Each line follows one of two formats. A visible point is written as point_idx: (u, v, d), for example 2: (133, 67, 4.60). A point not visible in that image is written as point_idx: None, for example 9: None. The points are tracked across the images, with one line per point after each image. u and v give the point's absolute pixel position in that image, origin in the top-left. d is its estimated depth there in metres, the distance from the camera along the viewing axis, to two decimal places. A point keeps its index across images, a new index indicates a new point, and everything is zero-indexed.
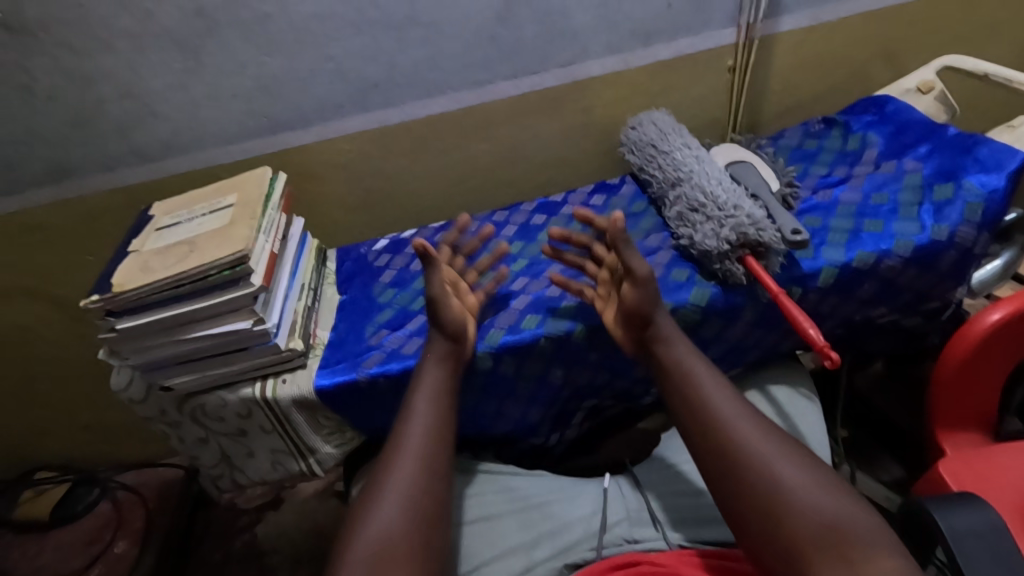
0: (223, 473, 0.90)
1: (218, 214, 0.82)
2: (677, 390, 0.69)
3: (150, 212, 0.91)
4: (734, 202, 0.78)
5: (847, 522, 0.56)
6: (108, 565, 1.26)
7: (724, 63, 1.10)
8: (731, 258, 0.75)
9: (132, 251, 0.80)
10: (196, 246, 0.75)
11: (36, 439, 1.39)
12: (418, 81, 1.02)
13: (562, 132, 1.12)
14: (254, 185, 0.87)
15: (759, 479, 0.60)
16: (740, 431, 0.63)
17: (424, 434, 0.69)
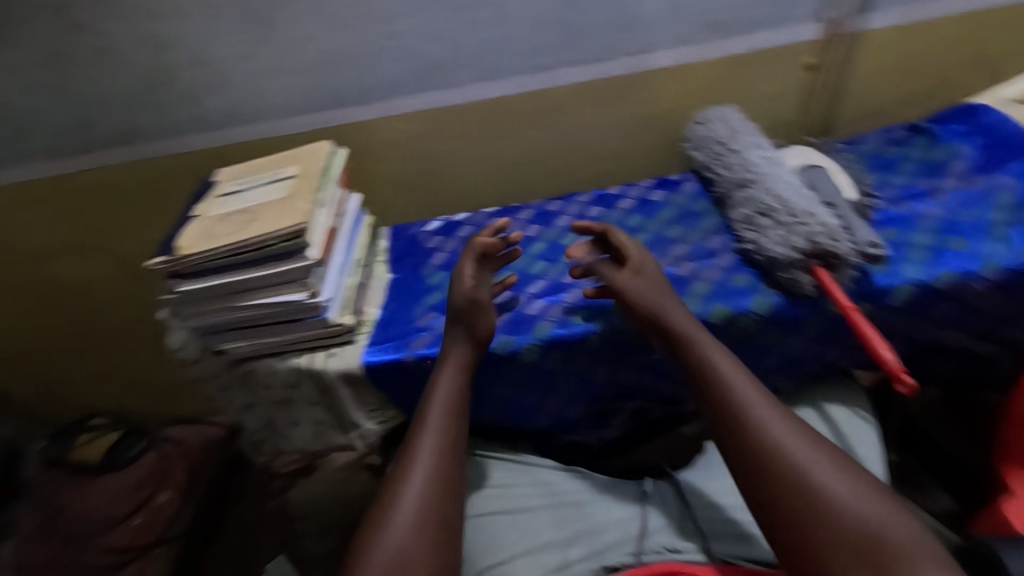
0: (266, 438, 0.93)
1: (278, 185, 0.83)
2: (710, 394, 0.65)
3: (213, 179, 0.92)
4: (807, 209, 0.74)
5: (894, 533, 0.53)
6: (151, 513, 1.34)
7: (802, 61, 1.04)
8: (800, 268, 0.72)
9: (195, 216, 0.82)
10: (258, 215, 0.76)
11: (91, 388, 1.46)
12: (481, 64, 1.00)
13: (622, 123, 1.09)
14: (313, 159, 0.87)
15: (797, 493, 0.57)
16: (779, 439, 0.60)
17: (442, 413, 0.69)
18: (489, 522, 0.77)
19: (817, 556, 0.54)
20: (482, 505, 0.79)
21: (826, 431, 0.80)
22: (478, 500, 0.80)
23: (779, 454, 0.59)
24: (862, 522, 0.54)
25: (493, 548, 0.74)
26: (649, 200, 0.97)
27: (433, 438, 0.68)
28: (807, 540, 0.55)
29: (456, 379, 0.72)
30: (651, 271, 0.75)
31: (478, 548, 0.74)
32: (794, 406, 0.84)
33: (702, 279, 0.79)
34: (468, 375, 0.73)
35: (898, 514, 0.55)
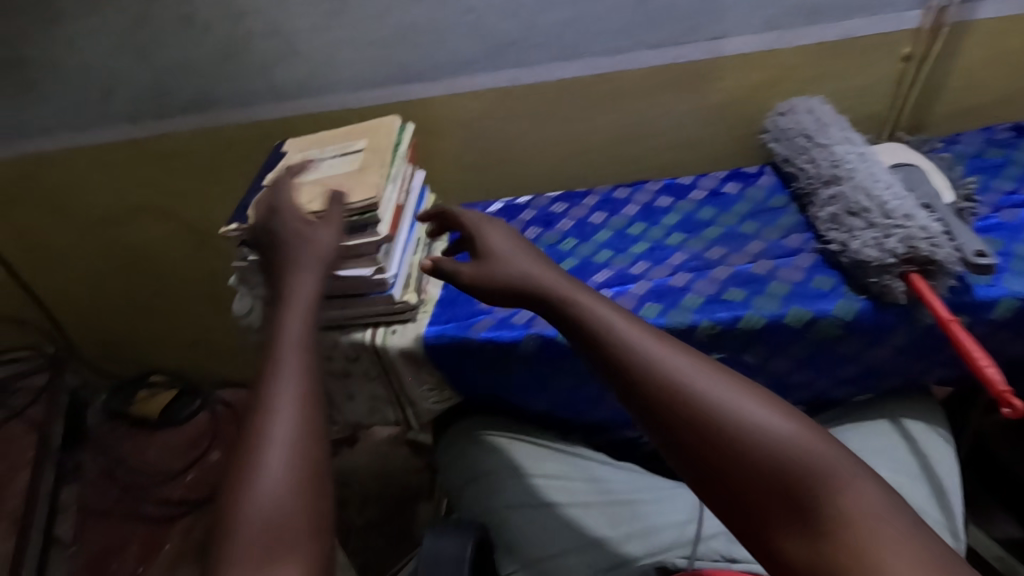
0: (322, 409, 0.95)
1: (348, 158, 0.83)
2: (591, 332, 0.51)
3: (283, 149, 0.92)
4: (905, 211, 0.69)
5: (833, 462, 0.42)
6: (203, 471, 1.40)
7: (900, 51, 0.97)
8: (892, 274, 0.67)
9: (267, 185, 0.83)
10: (328, 187, 0.76)
11: (150, 346, 1.51)
12: (555, 43, 0.97)
13: (696, 111, 1.04)
14: (382, 134, 0.86)
15: (715, 436, 0.43)
16: (680, 370, 0.47)
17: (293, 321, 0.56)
18: (541, 514, 0.76)
19: (758, 508, 0.42)
20: (535, 495, 0.78)
21: (905, 450, 0.76)
22: (529, 490, 0.79)
23: (686, 392, 0.45)
24: (795, 452, 0.42)
25: (544, 541, 0.74)
26: (721, 192, 0.92)
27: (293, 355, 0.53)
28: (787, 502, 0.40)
29: (298, 291, 0.60)
30: (491, 233, 0.66)
31: (528, 540, 0.74)
32: (872, 418, 0.80)
33: (780, 278, 0.75)
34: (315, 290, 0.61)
35: (826, 435, 0.43)
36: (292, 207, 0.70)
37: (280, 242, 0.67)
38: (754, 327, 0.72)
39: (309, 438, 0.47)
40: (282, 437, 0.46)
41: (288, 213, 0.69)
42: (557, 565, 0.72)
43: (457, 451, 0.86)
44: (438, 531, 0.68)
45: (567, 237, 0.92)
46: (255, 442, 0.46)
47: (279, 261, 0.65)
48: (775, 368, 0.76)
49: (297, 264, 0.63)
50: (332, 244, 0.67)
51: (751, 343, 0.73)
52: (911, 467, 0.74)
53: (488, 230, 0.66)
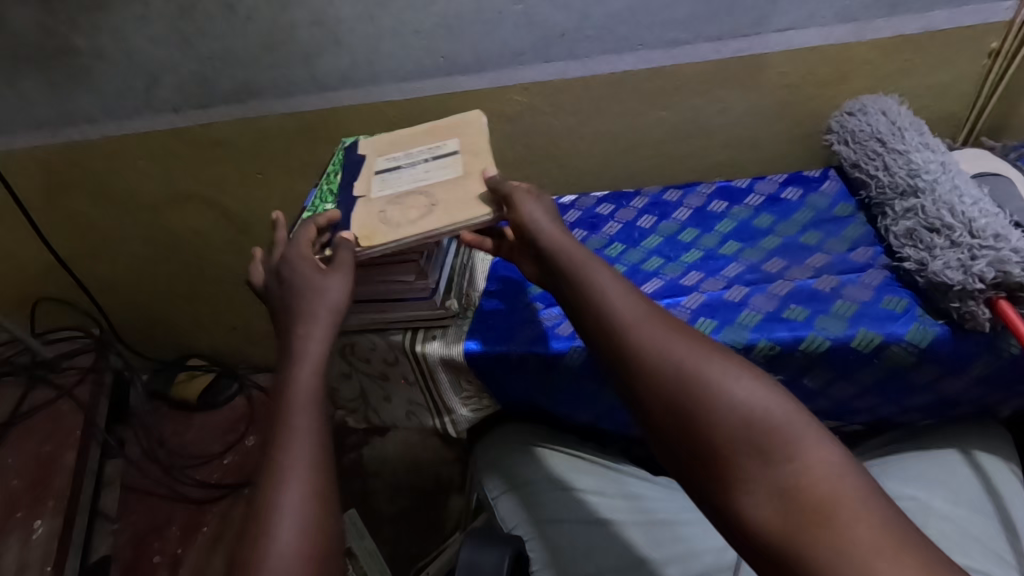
0: (358, 408, 0.94)
1: (446, 162, 0.74)
2: (588, 310, 0.55)
3: (359, 150, 0.81)
4: (995, 231, 0.63)
5: (797, 438, 0.43)
6: (241, 454, 1.44)
7: (986, 46, 0.89)
8: (978, 300, 0.61)
9: (358, 198, 0.74)
10: (437, 202, 0.69)
11: (190, 331, 1.53)
12: (608, 34, 0.92)
13: (756, 108, 0.98)
14: (473, 132, 0.77)
15: (690, 403, 0.46)
16: (660, 341, 0.50)
17: (310, 363, 0.55)
18: (577, 529, 0.74)
19: (722, 471, 0.44)
20: (571, 508, 0.76)
21: (973, 483, 0.71)
22: (564, 505, 0.77)
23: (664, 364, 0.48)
24: (763, 419, 0.44)
25: (581, 557, 0.71)
26: (780, 198, 0.87)
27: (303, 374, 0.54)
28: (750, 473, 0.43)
29: (318, 318, 0.59)
30: (535, 209, 0.65)
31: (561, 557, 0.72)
32: (938, 446, 0.74)
33: (846, 297, 0.70)
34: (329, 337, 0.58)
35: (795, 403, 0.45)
36: (302, 255, 0.65)
37: (292, 282, 0.63)
38: (817, 350, 0.67)
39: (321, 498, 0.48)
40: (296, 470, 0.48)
41: (295, 264, 0.64)
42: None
43: (492, 456, 0.84)
44: (475, 540, 0.66)
45: (613, 242, 0.88)
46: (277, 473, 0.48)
47: (284, 295, 0.62)
48: (837, 393, 0.71)
49: (308, 314, 0.60)
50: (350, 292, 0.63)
51: (813, 367, 0.69)
52: (977, 499, 0.69)
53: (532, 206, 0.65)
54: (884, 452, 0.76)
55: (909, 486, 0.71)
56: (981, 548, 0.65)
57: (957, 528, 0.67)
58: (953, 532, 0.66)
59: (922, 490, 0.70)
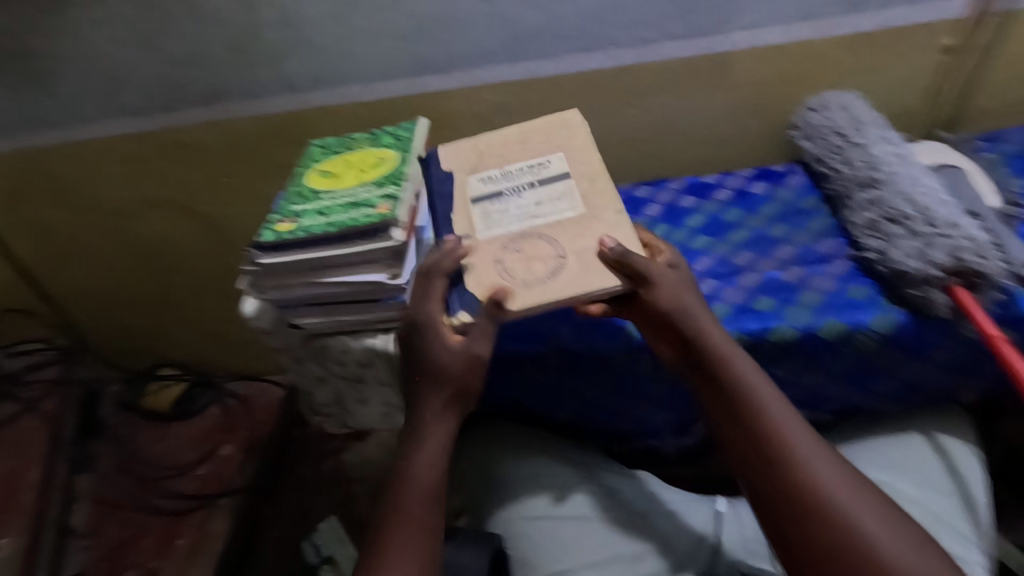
0: (335, 413, 0.93)
1: (555, 192, 0.74)
2: (692, 351, 0.64)
3: (443, 167, 0.80)
4: (951, 219, 0.65)
5: (861, 504, 0.55)
6: (218, 465, 1.39)
7: (940, 43, 0.92)
8: (937, 286, 0.63)
9: (466, 237, 0.73)
10: (567, 253, 0.69)
11: (162, 340, 1.50)
12: (577, 33, 0.93)
13: (723, 105, 1.00)
14: (575, 157, 0.77)
15: (768, 454, 0.58)
16: (757, 398, 0.61)
17: (450, 416, 0.67)
18: (559, 526, 0.76)
19: (783, 508, 0.56)
20: (552, 505, 0.78)
21: (936, 464, 0.74)
22: (547, 502, 0.78)
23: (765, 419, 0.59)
24: (820, 481, 0.56)
25: (563, 553, 0.74)
26: (747, 193, 0.88)
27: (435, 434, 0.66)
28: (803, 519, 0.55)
29: (445, 386, 0.66)
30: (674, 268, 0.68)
31: (544, 553, 0.74)
32: (904, 429, 0.77)
33: (813, 288, 0.72)
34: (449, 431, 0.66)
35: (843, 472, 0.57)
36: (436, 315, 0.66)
37: (425, 341, 0.66)
38: (786, 340, 0.69)
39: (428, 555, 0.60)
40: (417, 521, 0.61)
41: (436, 335, 0.66)
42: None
43: (468, 457, 0.83)
44: (458, 543, 0.67)
45: None
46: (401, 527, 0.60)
47: (412, 351, 0.67)
48: (808, 381, 0.73)
49: (431, 387, 0.66)
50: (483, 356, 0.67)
51: (784, 357, 0.70)
52: (939, 480, 0.73)
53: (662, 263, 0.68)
54: (854, 435, 0.78)
55: (877, 470, 0.74)
56: (941, 528, 0.69)
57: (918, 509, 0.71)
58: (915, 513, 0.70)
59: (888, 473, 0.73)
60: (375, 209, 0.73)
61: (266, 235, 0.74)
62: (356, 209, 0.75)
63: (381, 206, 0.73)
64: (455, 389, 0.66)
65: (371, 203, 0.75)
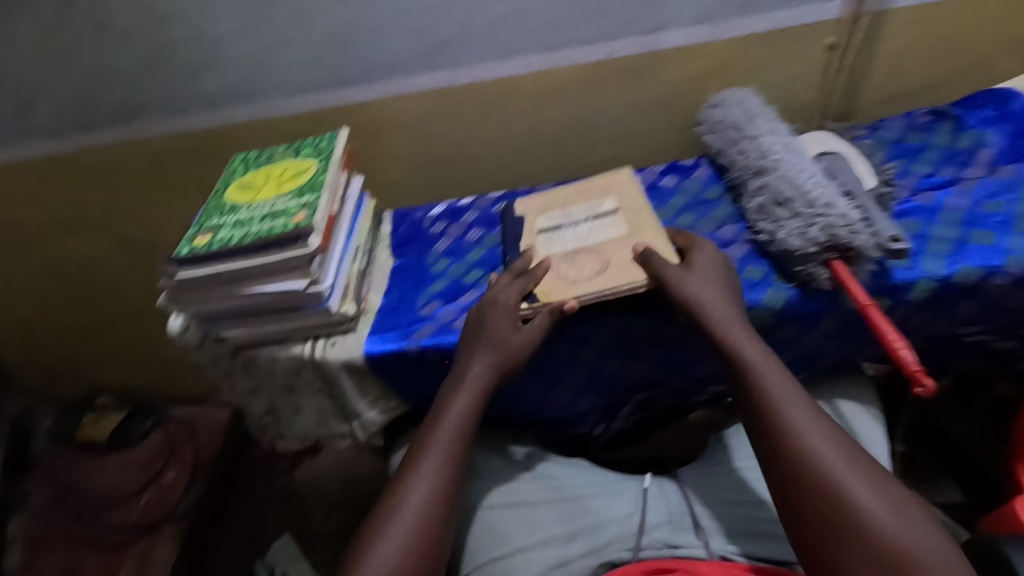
0: (271, 424, 0.93)
1: (607, 221, 0.81)
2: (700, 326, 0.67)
3: (516, 208, 0.90)
4: (826, 200, 0.72)
5: (862, 487, 0.55)
6: (160, 492, 1.32)
7: (825, 41, 1.00)
8: (816, 262, 0.69)
9: (527, 256, 0.80)
10: (612, 259, 0.75)
11: (97, 367, 1.46)
12: (490, 41, 0.96)
13: (636, 106, 1.05)
14: (631, 192, 0.84)
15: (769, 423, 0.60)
16: (759, 370, 0.63)
17: (461, 397, 0.69)
18: (489, 516, 0.76)
19: (782, 475, 0.58)
20: (484, 494, 0.79)
21: (837, 428, 0.78)
22: (479, 494, 0.78)
23: (756, 373, 0.62)
24: (817, 453, 0.57)
25: (492, 541, 0.74)
26: (658, 186, 0.94)
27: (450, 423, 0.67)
28: (801, 486, 0.56)
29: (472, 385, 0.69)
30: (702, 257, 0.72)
31: (476, 543, 0.75)
32: (807, 401, 0.82)
33: None
34: (486, 386, 0.69)
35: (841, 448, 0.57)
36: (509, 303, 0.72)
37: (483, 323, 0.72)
38: None
39: (448, 484, 0.64)
40: (416, 495, 0.63)
41: (498, 317, 0.71)
42: (510, 564, 0.73)
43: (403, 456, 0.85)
44: None
45: None
46: (401, 494, 0.63)
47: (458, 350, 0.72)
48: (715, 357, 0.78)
49: (478, 351, 0.70)
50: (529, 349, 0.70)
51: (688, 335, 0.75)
52: None
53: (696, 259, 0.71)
54: None
55: None
56: None
57: None
58: None
59: None
60: (291, 217, 0.74)
61: (182, 249, 0.74)
62: (273, 219, 0.76)
63: (298, 215, 0.74)
64: (502, 363, 0.69)
65: (287, 213, 0.76)
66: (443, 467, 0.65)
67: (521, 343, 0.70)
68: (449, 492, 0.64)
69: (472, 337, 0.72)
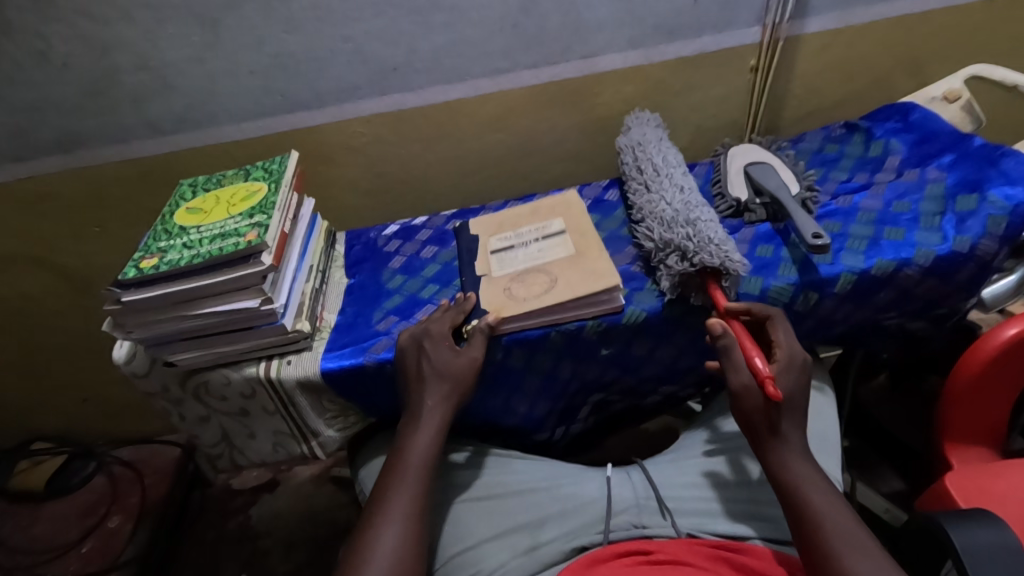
0: (223, 453, 0.90)
1: (557, 247, 0.87)
2: (747, 427, 0.68)
3: (471, 231, 0.93)
4: (685, 221, 0.78)
5: None
6: (102, 539, 1.27)
7: (747, 63, 1.08)
8: (696, 287, 0.76)
9: (482, 276, 0.84)
10: (560, 285, 0.80)
11: (32, 410, 1.38)
12: (436, 66, 1.00)
13: (579, 126, 1.11)
14: (576, 223, 0.91)
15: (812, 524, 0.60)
16: (805, 477, 0.63)
17: (426, 435, 0.71)
18: (462, 510, 0.78)
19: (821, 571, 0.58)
20: (459, 490, 0.80)
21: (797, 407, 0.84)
22: (456, 489, 0.80)
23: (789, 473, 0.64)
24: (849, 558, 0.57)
25: (465, 534, 0.76)
26: (603, 199, 0.98)
27: (414, 460, 0.69)
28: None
29: (433, 418, 0.72)
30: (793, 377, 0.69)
31: (447, 536, 0.76)
32: None
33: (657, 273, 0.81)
34: (444, 418, 0.72)
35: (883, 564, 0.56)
36: (444, 334, 0.74)
37: (427, 362, 0.73)
38: (637, 322, 0.77)
39: (417, 523, 0.65)
40: (389, 540, 0.62)
41: (437, 345, 0.74)
42: (479, 553, 0.74)
43: (375, 465, 0.83)
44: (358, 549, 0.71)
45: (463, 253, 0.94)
46: (372, 535, 0.63)
47: (406, 383, 0.74)
48: (662, 355, 0.83)
49: (429, 387, 0.72)
50: (477, 367, 0.74)
51: (636, 336, 0.79)
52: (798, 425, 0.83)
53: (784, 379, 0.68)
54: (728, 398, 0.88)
55: None
56: None
57: None
58: None
59: None
60: (242, 237, 0.74)
61: (128, 272, 0.73)
62: (223, 240, 0.75)
63: (249, 235, 0.75)
64: (455, 386, 0.73)
65: (238, 233, 0.76)
66: (411, 505, 0.66)
67: (474, 363, 0.73)
68: (419, 533, 0.64)
69: (419, 371, 0.73)
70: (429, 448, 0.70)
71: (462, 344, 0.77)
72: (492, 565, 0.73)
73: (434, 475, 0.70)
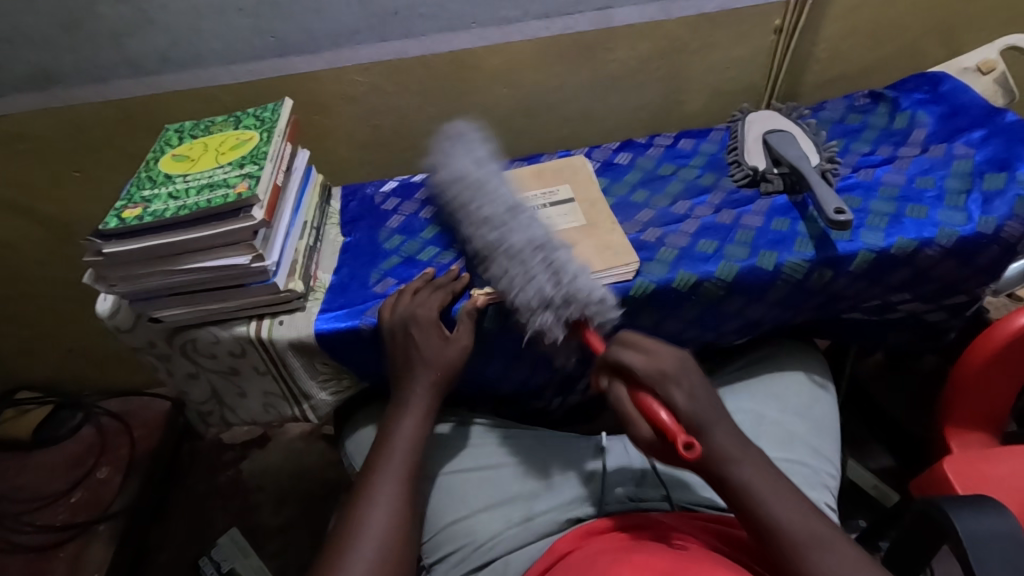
0: (213, 410, 0.88)
1: (565, 209, 0.83)
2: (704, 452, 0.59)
3: None
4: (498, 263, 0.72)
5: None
6: (91, 489, 1.26)
7: (772, 23, 1.02)
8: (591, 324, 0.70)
9: None
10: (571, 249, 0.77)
11: (15, 358, 1.35)
12: (441, 12, 0.93)
13: (589, 84, 1.05)
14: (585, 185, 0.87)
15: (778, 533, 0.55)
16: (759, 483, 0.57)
17: (412, 419, 0.70)
18: (455, 478, 0.77)
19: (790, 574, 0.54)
20: (450, 460, 0.79)
21: (799, 388, 0.84)
22: (449, 460, 0.79)
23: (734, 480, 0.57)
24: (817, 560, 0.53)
25: (458, 504, 0.75)
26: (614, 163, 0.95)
27: (399, 445, 0.68)
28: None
29: (418, 405, 0.71)
30: (695, 384, 0.60)
31: (440, 506, 0.75)
32: (769, 369, 0.86)
33: (668, 244, 0.78)
34: (429, 405, 0.71)
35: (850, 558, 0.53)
36: (431, 315, 0.72)
37: (410, 346, 0.71)
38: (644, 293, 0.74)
39: (406, 507, 0.64)
40: (377, 530, 0.61)
41: (425, 330, 0.71)
42: (472, 524, 0.74)
43: (363, 436, 0.83)
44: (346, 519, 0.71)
45: None
46: (356, 521, 0.62)
47: (393, 369, 0.73)
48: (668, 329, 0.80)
49: (416, 373, 0.71)
50: (461, 355, 0.72)
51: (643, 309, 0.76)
52: (799, 405, 0.82)
53: (678, 396, 0.59)
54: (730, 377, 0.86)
55: (748, 401, 0.82)
56: (800, 444, 0.78)
57: (783, 429, 0.79)
58: (778, 432, 0.79)
59: (756, 403, 0.82)
60: (232, 189, 0.70)
61: (110, 222, 0.68)
62: (211, 190, 0.71)
63: (239, 186, 0.70)
64: (441, 374, 0.71)
65: (228, 184, 0.71)
66: (399, 490, 0.65)
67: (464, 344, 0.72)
68: (408, 515, 0.63)
69: (405, 356, 0.71)
70: (416, 433, 0.69)
71: (448, 321, 0.75)
72: (485, 536, 0.73)
73: (421, 458, 0.69)
